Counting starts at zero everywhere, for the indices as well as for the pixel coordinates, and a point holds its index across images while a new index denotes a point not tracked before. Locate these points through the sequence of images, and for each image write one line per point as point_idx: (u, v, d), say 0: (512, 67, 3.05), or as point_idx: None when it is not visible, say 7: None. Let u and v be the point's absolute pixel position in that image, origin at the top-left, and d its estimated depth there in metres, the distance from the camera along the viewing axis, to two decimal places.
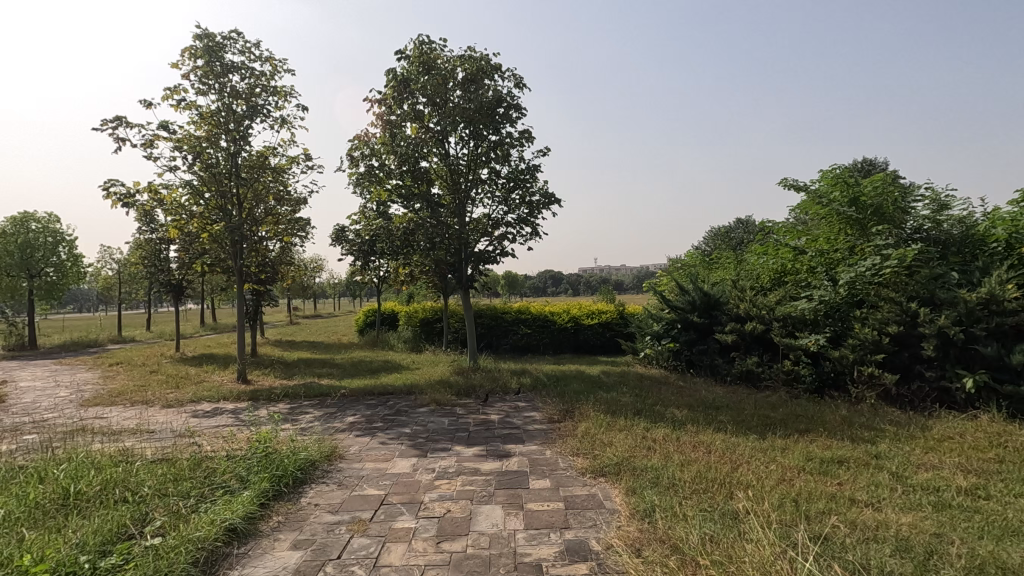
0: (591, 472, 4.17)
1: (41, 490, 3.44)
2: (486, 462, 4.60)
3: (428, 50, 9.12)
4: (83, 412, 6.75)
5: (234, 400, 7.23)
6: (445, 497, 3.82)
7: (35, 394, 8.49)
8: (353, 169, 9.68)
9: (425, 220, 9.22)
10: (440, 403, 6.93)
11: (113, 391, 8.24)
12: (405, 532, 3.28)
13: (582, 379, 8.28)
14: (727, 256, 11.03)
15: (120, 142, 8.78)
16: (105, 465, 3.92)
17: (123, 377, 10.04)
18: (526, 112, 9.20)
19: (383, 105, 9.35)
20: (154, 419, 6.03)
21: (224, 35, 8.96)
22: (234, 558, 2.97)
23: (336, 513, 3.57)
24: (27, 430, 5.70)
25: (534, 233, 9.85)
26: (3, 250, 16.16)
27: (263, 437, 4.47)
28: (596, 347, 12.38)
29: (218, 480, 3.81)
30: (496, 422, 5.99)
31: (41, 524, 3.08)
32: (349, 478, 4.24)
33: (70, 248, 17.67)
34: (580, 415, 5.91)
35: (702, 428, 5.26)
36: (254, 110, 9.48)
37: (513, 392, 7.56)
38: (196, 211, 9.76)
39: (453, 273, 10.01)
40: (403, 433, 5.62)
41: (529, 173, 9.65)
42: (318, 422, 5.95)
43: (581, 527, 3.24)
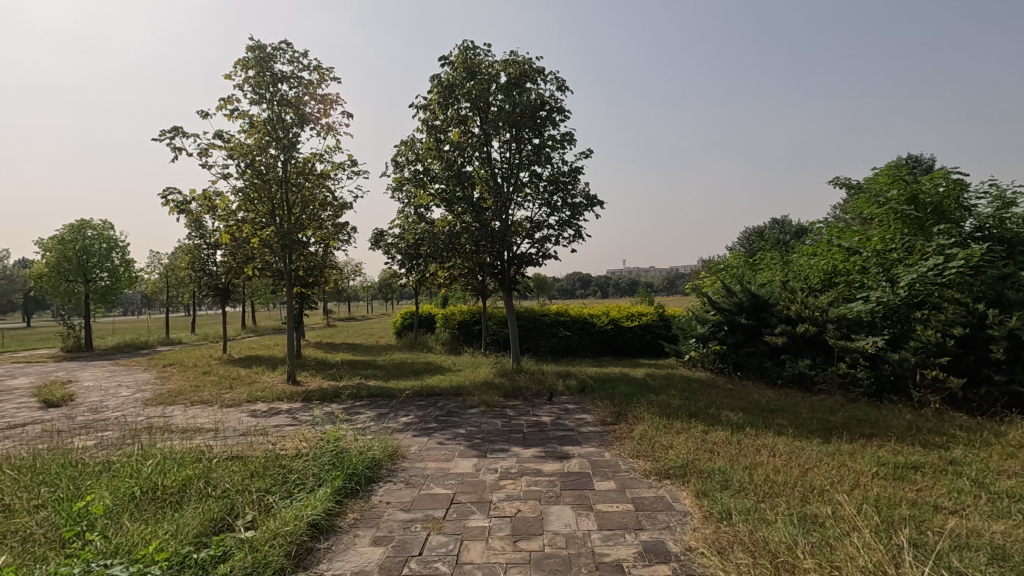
0: (655, 474, 4.16)
1: (134, 482, 3.62)
2: (546, 463, 4.64)
3: (473, 56, 9.23)
4: (150, 411, 7.02)
5: (288, 400, 7.43)
6: (513, 497, 3.86)
7: (100, 394, 8.87)
8: (398, 174, 9.89)
9: (469, 224, 9.33)
10: (489, 404, 6.99)
11: (172, 391, 8.56)
12: (481, 531, 3.33)
13: (629, 382, 8.24)
14: (772, 257, 10.81)
15: (177, 151, 9.14)
16: (186, 461, 4.09)
17: (179, 378, 10.45)
18: (569, 114, 9.22)
19: (427, 111, 9.51)
20: (217, 418, 6.24)
21: (274, 45, 9.24)
22: (320, 552, 3.08)
23: (409, 511, 3.64)
24: (101, 427, 5.98)
25: (576, 235, 9.85)
26: (62, 256, 17.01)
27: (331, 436, 4.59)
28: (636, 349, 12.31)
29: (294, 478, 3.94)
30: (549, 424, 6.01)
31: (138, 515, 3.23)
32: (415, 477, 4.32)
33: (123, 254, 18.42)
34: (633, 417, 5.90)
35: (762, 432, 5.18)
36: (302, 118, 9.75)
37: (560, 395, 7.58)
38: (247, 217, 10.06)
39: (496, 275, 10.12)
40: (458, 433, 5.69)
41: (571, 175, 9.68)
42: (375, 422, 6.07)
43: (655, 528, 3.24)
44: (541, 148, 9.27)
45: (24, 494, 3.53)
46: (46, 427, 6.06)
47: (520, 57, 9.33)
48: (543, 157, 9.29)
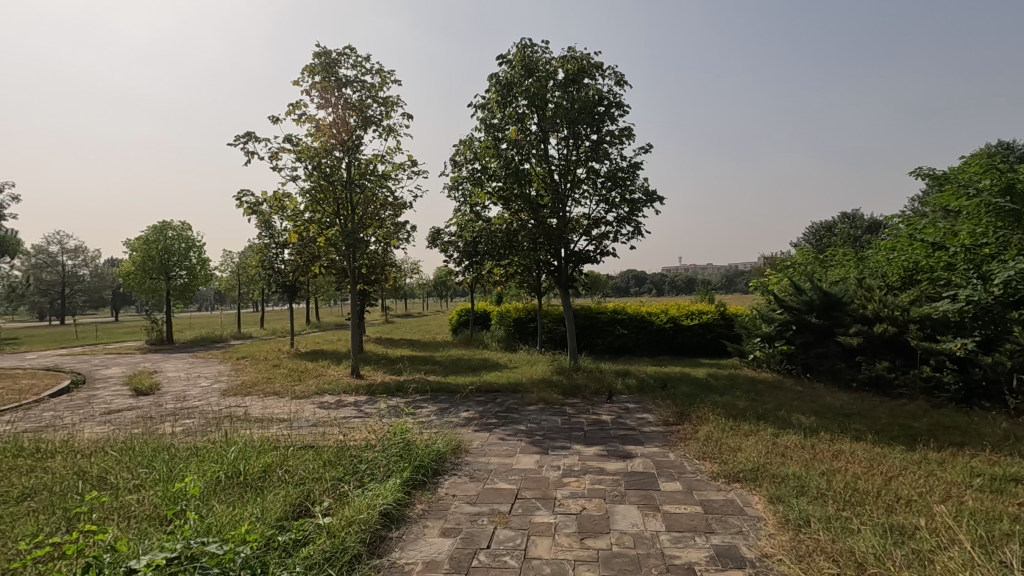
0: (725, 477, 4.04)
1: (219, 466, 3.86)
2: (609, 462, 4.58)
3: (531, 53, 9.23)
4: (227, 401, 7.46)
5: (354, 393, 7.72)
6: (577, 495, 3.85)
7: (183, 384, 9.50)
8: (456, 173, 10.04)
9: (526, 221, 9.37)
10: (548, 402, 6.99)
11: (246, 383, 9.06)
12: (547, 527, 3.34)
13: (690, 381, 8.04)
14: (844, 253, 10.28)
15: (250, 155, 9.63)
16: (264, 449, 4.32)
17: (252, 370, 11.04)
18: (627, 109, 9.06)
19: (485, 109, 9.57)
20: (290, 409, 6.57)
21: (339, 51, 9.57)
22: (392, 541, 3.17)
23: (475, 505, 3.70)
24: (187, 414, 6.42)
25: (635, 231, 9.67)
26: (147, 255, 18.32)
27: (397, 428, 4.73)
28: (696, 348, 11.98)
29: (364, 467, 4.08)
30: (609, 422, 5.95)
31: (224, 498, 3.43)
32: (478, 471, 4.39)
33: (199, 253, 19.65)
34: (697, 418, 5.74)
35: (838, 437, 4.93)
36: (365, 121, 10.05)
37: (620, 394, 7.48)
38: (313, 217, 10.48)
39: (553, 273, 10.09)
40: (519, 430, 5.72)
41: (630, 170, 9.51)
42: (437, 417, 6.20)
43: (727, 532, 3.15)
44: (599, 144, 9.14)
45: (127, 474, 3.85)
46: (138, 414, 6.56)
47: (578, 52, 9.27)
48: (601, 153, 9.16)
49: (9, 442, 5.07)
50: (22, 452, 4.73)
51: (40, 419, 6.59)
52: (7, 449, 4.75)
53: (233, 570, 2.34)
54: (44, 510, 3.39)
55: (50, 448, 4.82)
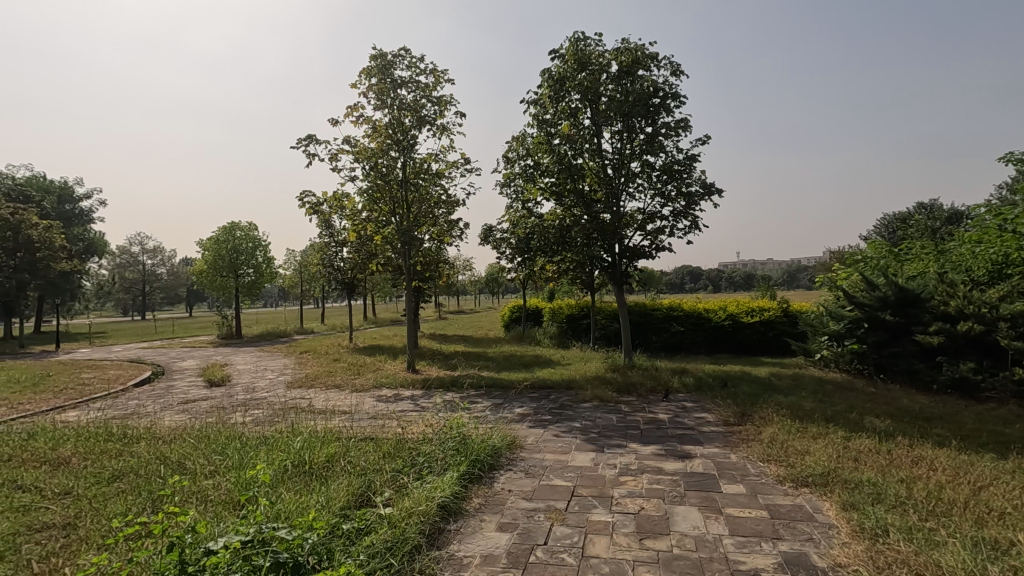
0: (792, 481, 3.85)
1: (287, 455, 4.03)
2: (667, 461, 4.47)
3: (583, 47, 9.11)
4: (292, 393, 7.81)
5: (410, 388, 7.89)
6: (635, 494, 3.77)
7: (251, 376, 10.03)
8: (508, 170, 10.07)
9: (580, 217, 9.28)
10: (603, 399, 6.90)
11: (309, 376, 9.45)
12: (605, 525, 3.29)
13: (752, 381, 7.73)
14: (922, 246, 9.60)
15: (311, 157, 10.00)
16: (328, 440, 4.48)
17: (314, 364, 11.51)
18: (684, 100, 8.78)
19: (538, 105, 9.54)
20: (350, 401, 6.80)
21: (394, 53, 9.79)
22: (451, 533, 3.22)
23: (531, 501, 3.70)
24: (256, 405, 6.76)
25: (692, 225, 9.39)
26: (218, 254, 19.40)
27: (453, 423, 4.80)
28: (757, 347, 11.51)
29: (422, 460, 4.16)
30: (666, 421, 5.81)
31: (292, 485, 3.59)
32: (534, 468, 4.39)
33: (265, 252, 20.62)
34: (760, 419, 5.52)
35: (918, 442, 4.61)
36: (420, 120, 10.22)
37: (676, 393, 7.29)
38: (370, 216, 10.77)
39: (606, 269, 9.96)
40: (574, 427, 5.68)
41: (687, 163, 9.23)
42: (492, 412, 6.24)
43: (796, 539, 3.00)
44: (654, 137, 8.91)
45: (203, 460, 4.08)
46: (212, 404, 6.96)
47: (632, 44, 9.07)
48: (657, 146, 8.92)
49: (100, 427, 5.50)
50: (111, 437, 5.12)
51: (126, 406, 7.12)
52: (98, 435, 5.15)
53: (302, 555, 2.43)
54: (131, 491, 3.66)
55: (135, 434, 5.19)
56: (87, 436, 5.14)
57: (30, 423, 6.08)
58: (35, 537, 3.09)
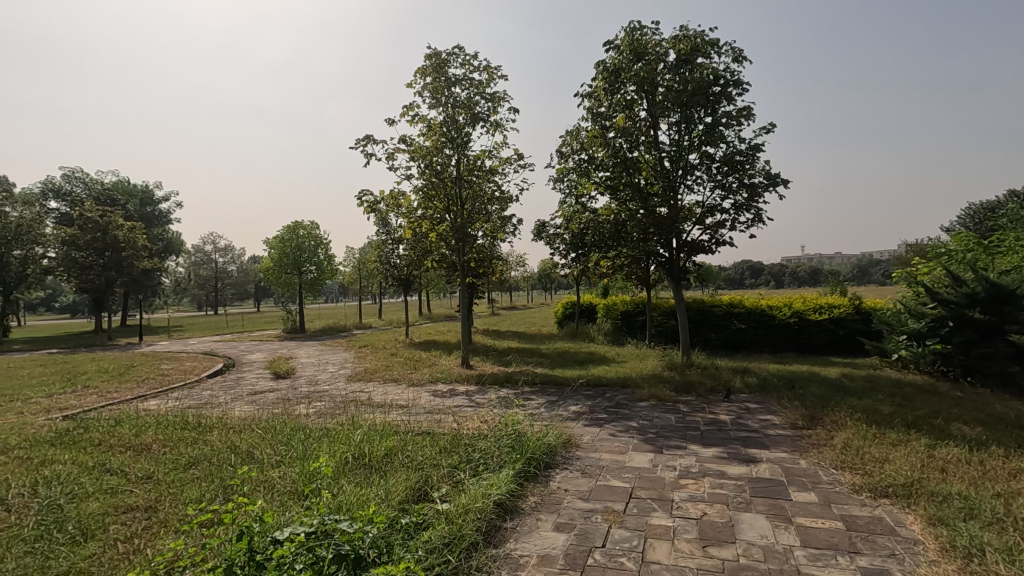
0: (869, 491, 3.60)
1: (347, 448, 4.14)
2: (731, 465, 4.29)
3: (640, 36, 8.87)
4: (352, 386, 8.06)
5: (465, 383, 7.96)
6: (697, 498, 3.63)
7: (314, 369, 10.43)
8: (562, 164, 9.97)
9: (635, 211, 9.06)
10: (660, 399, 6.72)
11: (368, 370, 9.72)
12: (665, 530, 3.18)
13: (821, 382, 7.32)
14: (1017, 238, 8.79)
15: (369, 156, 10.25)
16: (386, 433, 4.58)
17: (372, 358, 11.84)
18: (747, 87, 8.40)
19: (592, 98, 9.37)
20: (408, 396, 6.93)
21: (448, 51, 9.87)
22: (507, 531, 3.20)
23: (588, 501, 3.63)
24: (319, 397, 7.01)
25: (756, 218, 8.98)
26: (283, 252, 20.29)
27: (508, 420, 4.79)
28: (826, 346, 10.90)
29: (477, 456, 4.17)
30: (728, 423, 5.58)
31: (352, 477, 3.68)
32: (590, 467, 4.31)
33: (326, 250, 21.40)
34: (832, 423, 5.20)
35: (1014, 453, 4.21)
36: (474, 118, 10.28)
37: (738, 393, 7.00)
38: (425, 213, 10.92)
39: (663, 265, 9.69)
40: (631, 426, 5.55)
41: (750, 153, 8.83)
42: (546, 410, 6.20)
43: (876, 554, 2.79)
44: (714, 126, 8.56)
45: (270, 451, 4.26)
46: (278, 396, 7.28)
47: (690, 31, 8.75)
48: (717, 136, 8.57)
49: (178, 416, 5.86)
50: (188, 425, 5.45)
51: (201, 396, 7.55)
52: (177, 423, 5.49)
53: (362, 548, 2.46)
54: (205, 478, 3.86)
55: (209, 423, 5.49)
56: (167, 424, 5.48)
57: (118, 410, 6.56)
58: (121, 517, 3.31)
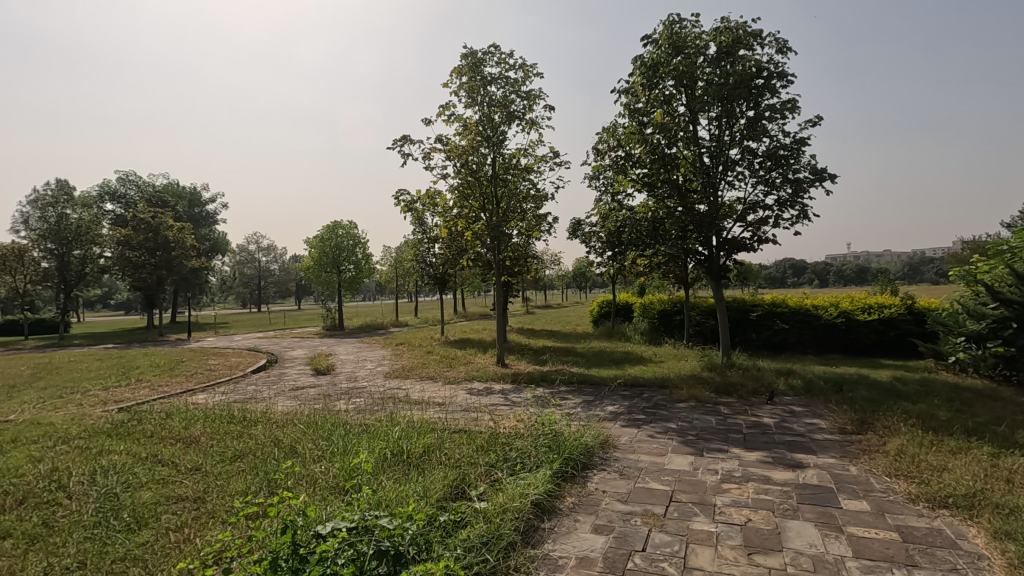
0: (927, 501, 3.42)
1: (386, 444, 4.19)
2: (776, 470, 4.15)
3: (679, 30, 8.69)
4: (389, 383, 8.17)
5: (500, 381, 7.97)
6: (740, 503, 3.52)
7: (352, 366, 10.63)
8: (599, 162, 9.85)
9: (674, 209, 8.88)
10: (700, 400, 6.56)
11: (405, 367, 9.85)
12: (708, 535, 3.09)
13: (871, 385, 7.01)
14: None
15: (406, 157, 10.37)
16: (423, 430, 4.61)
17: (409, 355, 12.01)
18: (792, 79, 8.11)
19: (630, 94, 9.23)
20: (444, 393, 6.98)
21: (484, 50, 9.88)
22: (545, 532, 3.18)
23: (627, 503, 3.57)
24: (357, 393, 7.14)
25: (801, 215, 8.66)
26: (322, 252, 20.78)
27: (545, 419, 4.76)
28: (875, 347, 10.45)
29: (514, 455, 4.15)
30: (772, 426, 5.40)
31: (390, 474, 3.71)
32: (628, 469, 4.24)
33: (364, 249, 21.80)
34: (883, 428, 4.98)
35: None
36: (509, 116, 10.27)
37: (782, 396, 6.77)
38: (460, 212, 10.97)
39: (703, 263, 9.47)
40: (670, 428, 5.44)
41: (795, 147, 8.53)
42: (583, 410, 6.14)
43: (936, 568, 2.65)
44: (757, 120, 8.30)
45: (312, 445, 4.35)
46: (318, 391, 7.44)
47: (732, 22, 8.52)
48: (760, 130, 8.31)
49: (224, 410, 6.06)
50: (234, 419, 5.62)
51: (245, 391, 7.80)
52: (223, 417, 5.68)
53: (403, 544, 2.47)
54: (250, 471, 3.97)
55: (253, 417, 5.66)
56: (214, 418, 5.67)
57: (169, 403, 6.83)
58: (172, 507, 3.44)
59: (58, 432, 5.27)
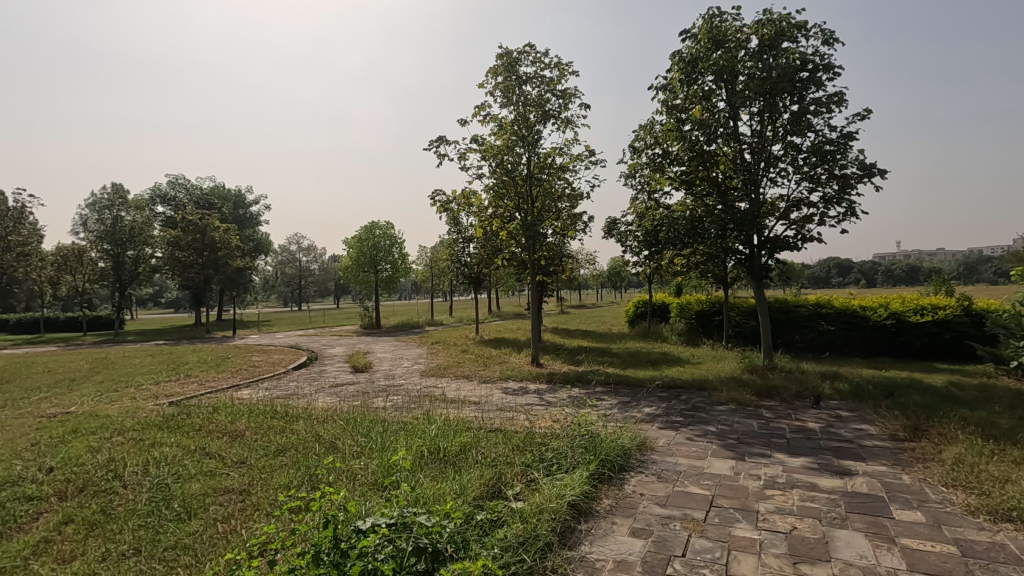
0: (987, 514, 3.23)
1: (423, 442, 4.24)
2: (822, 477, 4.00)
3: (719, 24, 8.49)
4: (426, 381, 8.27)
5: (536, 381, 7.95)
6: (784, 510, 3.41)
7: (389, 364, 10.81)
8: (635, 160, 9.72)
9: (713, 207, 8.68)
10: (741, 403, 6.40)
11: (441, 366, 9.95)
12: (751, 542, 3.01)
13: (925, 390, 6.69)
14: None
15: (442, 157, 10.46)
16: (460, 429, 4.64)
17: (444, 354, 12.12)
18: (839, 71, 7.81)
19: (668, 90, 9.07)
20: (480, 392, 7.01)
21: (520, 50, 9.88)
22: (582, 534, 3.15)
23: (666, 507, 3.50)
24: (394, 391, 7.24)
25: (848, 212, 8.34)
26: (360, 251, 21.19)
27: (581, 420, 4.72)
28: (929, 350, 9.97)
29: (550, 455, 4.13)
30: (817, 431, 5.21)
31: (427, 472, 3.75)
32: (667, 472, 4.16)
33: (400, 248, 22.13)
34: (939, 436, 4.73)
35: None
36: (545, 115, 10.24)
37: (828, 400, 6.53)
38: (495, 212, 11.01)
39: (743, 262, 9.22)
40: (709, 431, 5.32)
41: (842, 141, 8.21)
42: (619, 411, 6.07)
43: None
44: (801, 115, 8.03)
45: (351, 442, 4.43)
46: (357, 388, 7.60)
47: (775, 14, 8.27)
48: (805, 124, 8.03)
49: (268, 405, 6.24)
50: (277, 414, 5.79)
51: (287, 387, 8.02)
52: (267, 412, 5.86)
53: (441, 542, 2.48)
54: (292, 465, 4.08)
55: (295, 413, 5.81)
56: (258, 413, 5.85)
57: (216, 398, 7.09)
58: (219, 498, 3.56)
59: (114, 424, 5.53)
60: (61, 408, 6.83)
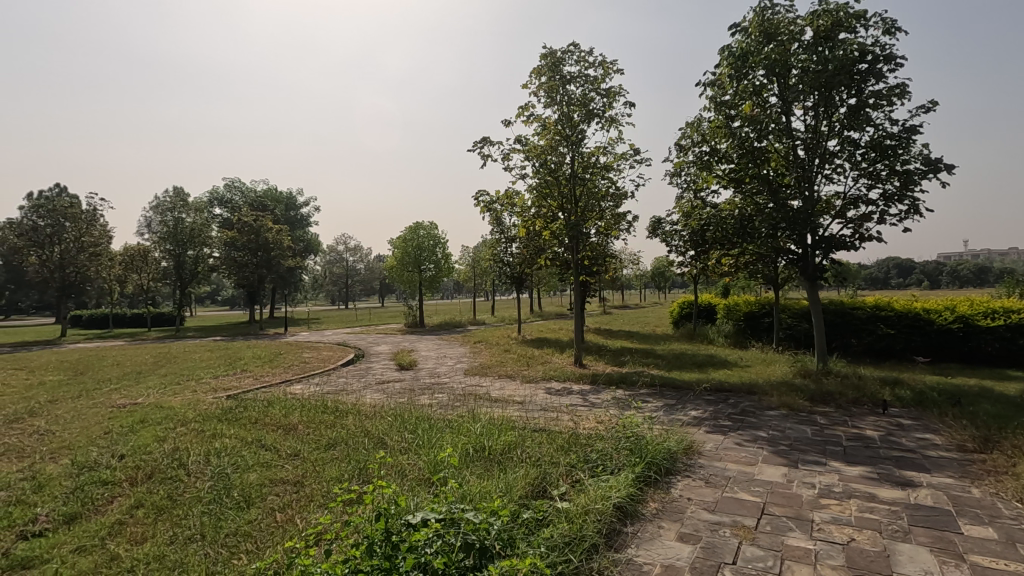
0: None
1: (468, 440, 4.29)
2: (882, 487, 3.82)
3: (771, 16, 8.22)
4: (470, 380, 8.37)
5: (579, 382, 7.92)
6: (841, 521, 3.28)
7: (434, 362, 11.00)
8: (682, 158, 9.55)
9: (763, 205, 8.42)
10: (793, 408, 6.18)
11: (485, 364, 10.04)
12: (805, 552, 2.91)
13: (996, 399, 6.28)
14: None
15: (485, 158, 10.56)
16: (504, 428, 4.68)
17: (488, 353, 12.22)
18: (901, 61, 7.43)
19: (716, 86, 8.85)
20: (524, 392, 7.05)
21: (564, 49, 9.86)
22: (628, 536, 3.12)
23: (715, 513, 3.43)
24: (439, 389, 7.37)
25: (911, 209, 7.93)
26: (405, 251, 21.63)
27: (626, 422, 4.67)
28: (1000, 356, 9.34)
29: (595, 456, 4.11)
30: (876, 439, 4.98)
31: (473, 470, 3.79)
32: (715, 477, 4.07)
33: (444, 248, 22.44)
34: (1013, 448, 4.44)
35: None
36: (589, 114, 10.17)
37: (887, 407, 6.23)
38: (539, 212, 11.01)
39: (795, 262, 8.91)
40: (760, 436, 5.16)
41: (904, 135, 7.81)
42: (665, 413, 5.97)
43: None
44: (859, 108, 7.68)
45: (398, 438, 4.54)
46: (402, 386, 7.77)
47: (832, 4, 7.95)
48: (864, 118, 7.68)
49: (319, 400, 6.47)
50: (327, 409, 5.99)
51: (337, 383, 8.28)
52: (318, 407, 6.07)
53: (488, 539, 2.52)
54: (343, 459, 4.22)
55: (345, 408, 5.99)
56: (310, 407, 6.07)
57: (270, 392, 7.38)
58: (275, 489, 3.72)
59: (178, 415, 5.85)
60: (130, 399, 7.28)
